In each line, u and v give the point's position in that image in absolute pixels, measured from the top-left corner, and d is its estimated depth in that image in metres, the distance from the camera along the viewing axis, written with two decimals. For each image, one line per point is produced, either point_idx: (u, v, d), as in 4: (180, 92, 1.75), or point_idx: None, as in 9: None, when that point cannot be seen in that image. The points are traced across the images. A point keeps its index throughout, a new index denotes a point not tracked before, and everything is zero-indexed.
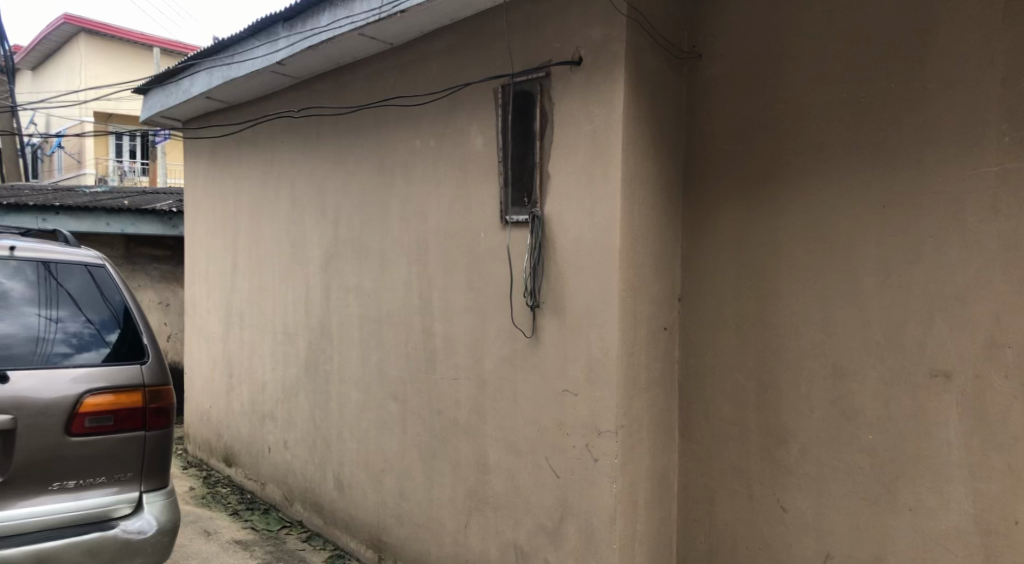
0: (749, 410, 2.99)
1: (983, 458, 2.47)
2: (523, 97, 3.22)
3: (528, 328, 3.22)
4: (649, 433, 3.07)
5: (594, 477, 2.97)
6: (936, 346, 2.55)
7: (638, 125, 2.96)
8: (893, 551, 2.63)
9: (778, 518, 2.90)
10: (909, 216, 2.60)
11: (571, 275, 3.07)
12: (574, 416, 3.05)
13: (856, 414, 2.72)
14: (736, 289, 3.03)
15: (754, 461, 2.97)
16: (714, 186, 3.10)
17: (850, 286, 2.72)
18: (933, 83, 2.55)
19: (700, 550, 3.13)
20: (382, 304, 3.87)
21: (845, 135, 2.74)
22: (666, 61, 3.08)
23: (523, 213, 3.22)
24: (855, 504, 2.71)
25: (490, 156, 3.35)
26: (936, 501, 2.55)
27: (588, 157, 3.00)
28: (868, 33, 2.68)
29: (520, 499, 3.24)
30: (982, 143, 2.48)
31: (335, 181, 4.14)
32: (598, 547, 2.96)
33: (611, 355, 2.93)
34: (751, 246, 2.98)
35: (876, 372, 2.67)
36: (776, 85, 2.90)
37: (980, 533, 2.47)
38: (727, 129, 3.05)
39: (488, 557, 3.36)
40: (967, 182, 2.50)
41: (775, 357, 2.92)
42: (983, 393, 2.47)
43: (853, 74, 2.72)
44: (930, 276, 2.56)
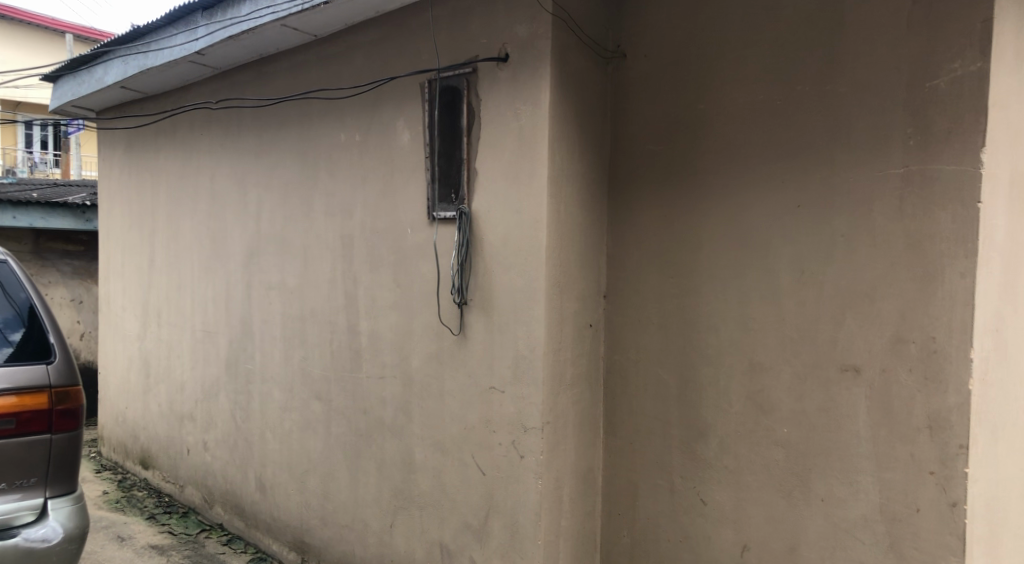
0: (672, 405, 3.04)
1: (889, 449, 2.54)
2: (450, 92, 3.20)
3: (455, 325, 3.21)
4: (574, 430, 3.09)
5: (519, 474, 2.98)
6: (846, 342, 2.63)
7: (564, 122, 2.97)
8: (805, 540, 2.72)
9: (698, 511, 2.96)
10: (822, 216, 2.68)
11: (497, 272, 3.07)
12: (500, 413, 3.05)
13: (772, 408, 2.79)
14: (659, 286, 3.07)
15: (675, 455, 3.03)
16: (639, 185, 3.13)
17: (767, 283, 2.79)
18: (844, 86, 2.63)
19: (623, 544, 3.18)
20: (305, 301, 3.80)
21: (763, 136, 2.80)
22: (591, 60, 3.10)
23: (450, 209, 3.20)
24: (771, 496, 2.79)
25: (417, 152, 3.32)
26: (846, 491, 2.63)
27: (515, 154, 3.00)
28: (784, 37, 2.75)
29: (445, 497, 3.23)
30: (890, 145, 2.55)
31: (258, 175, 4.04)
32: (523, 544, 2.97)
33: (537, 352, 2.94)
34: (674, 244, 3.03)
35: (791, 367, 2.75)
36: (699, 86, 2.95)
37: (886, 522, 2.55)
38: (651, 128, 3.09)
39: (413, 556, 3.34)
40: (876, 182, 2.57)
41: (697, 353, 2.97)
42: (890, 386, 2.54)
43: (771, 77, 2.78)
44: (841, 274, 2.64)
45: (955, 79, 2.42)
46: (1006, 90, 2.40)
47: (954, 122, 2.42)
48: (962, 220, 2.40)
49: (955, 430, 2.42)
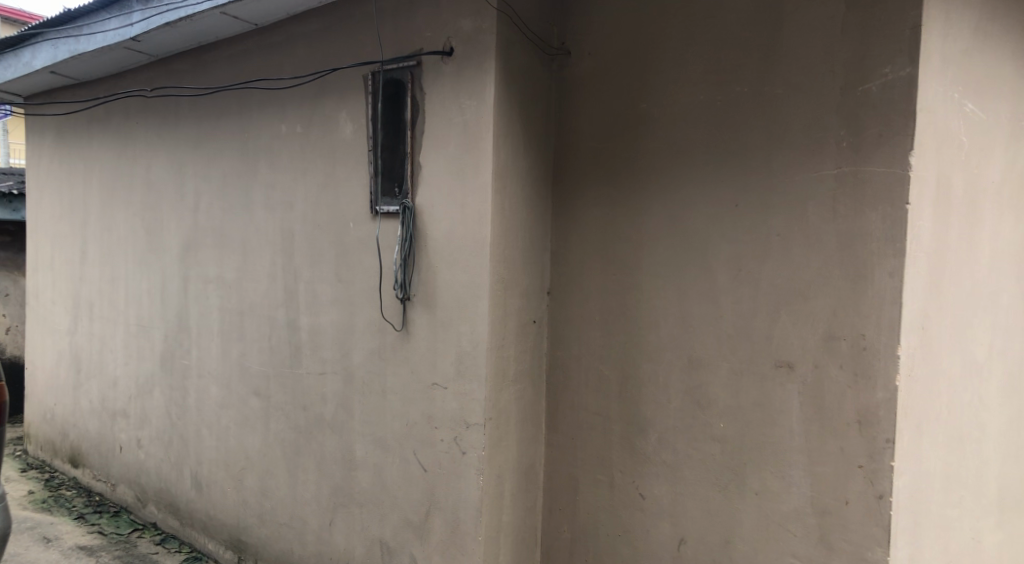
0: (613, 400, 3.07)
1: (821, 444, 2.60)
2: (394, 85, 3.17)
3: (397, 321, 3.18)
4: (517, 425, 3.10)
5: (461, 470, 2.98)
6: (781, 339, 2.68)
7: (508, 118, 2.97)
8: (739, 533, 2.77)
9: (637, 505, 3.00)
10: (758, 215, 2.73)
11: (440, 268, 3.05)
12: (442, 409, 3.04)
13: (710, 403, 2.83)
14: (601, 283, 3.10)
15: (616, 450, 3.06)
16: (583, 183, 3.15)
17: (706, 281, 2.84)
18: (781, 88, 2.68)
19: (563, 539, 3.20)
20: (244, 296, 3.73)
21: (703, 135, 2.84)
22: (535, 56, 3.10)
23: (393, 204, 3.17)
24: (708, 490, 2.83)
25: (360, 145, 3.28)
26: (779, 485, 2.68)
27: (459, 148, 2.98)
28: (724, 38, 2.79)
29: (386, 494, 3.21)
30: (824, 147, 2.60)
31: (196, 165, 3.94)
32: (463, 540, 2.97)
33: (481, 348, 2.93)
34: (616, 240, 3.05)
35: (728, 363, 2.79)
36: (642, 85, 2.98)
37: (816, 514, 2.61)
38: (595, 125, 3.11)
39: (353, 554, 3.31)
40: (810, 182, 2.62)
41: (638, 349, 3.01)
42: (822, 382, 2.60)
43: (712, 77, 2.82)
44: (777, 272, 2.69)
45: (886, 83, 2.48)
46: (934, 95, 2.47)
47: (884, 126, 2.48)
48: (891, 221, 2.46)
49: (882, 424, 2.48)
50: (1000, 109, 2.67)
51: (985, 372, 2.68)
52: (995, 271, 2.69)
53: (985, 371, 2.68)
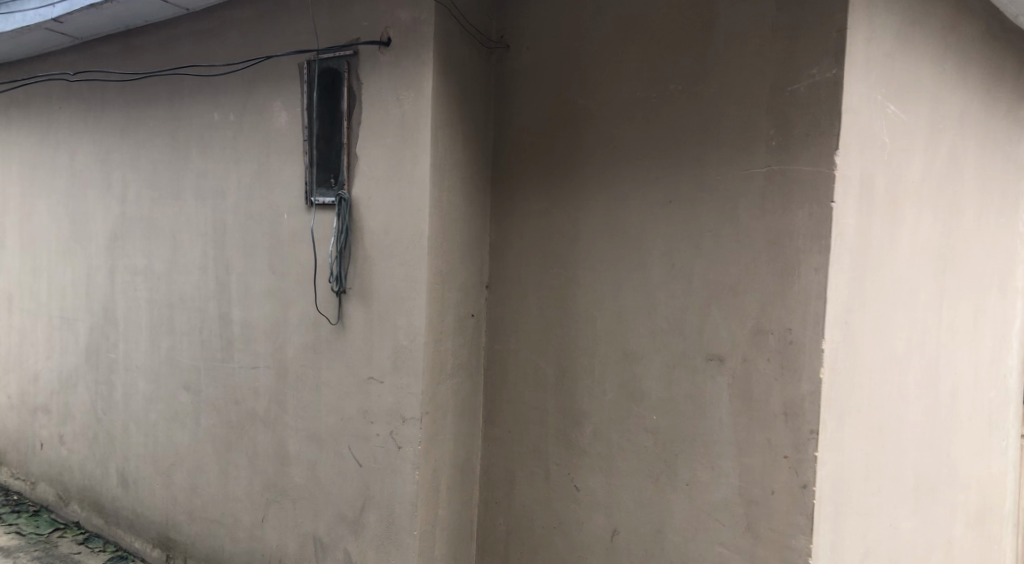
0: (549, 393, 3.09)
1: (748, 435, 2.66)
2: (330, 74, 3.11)
3: (332, 314, 3.13)
4: (453, 419, 3.09)
5: (397, 464, 2.96)
6: (711, 333, 2.73)
7: (446, 111, 2.95)
8: (670, 523, 2.81)
9: (571, 497, 3.03)
10: (691, 211, 2.77)
11: (376, 260, 3.02)
12: (378, 404, 3.02)
13: (643, 396, 2.87)
14: (539, 276, 3.11)
15: (551, 443, 3.08)
16: (521, 177, 3.16)
17: (641, 276, 2.87)
18: (714, 86, 2.72)
19: (499, 532, 3.21)
20: (174, 288, 3.63)
21: (639, 132, 2.87)
22: (474, 49, 3.10)
23: (329, 195, 3.12)
24: (640, 481, 2.87)
25: (295, 135, 3.22)
26: (709, 476, 2.74)
27: (397, 140, 2.96)
28: (660, 36, 2.82)
29: (320, 489, 3.17)
30: (754, 145, 2.65)
31: (124, 153, 3.81)
32: (398, 535, 2.96)
33: (418, 341, 2.92)
34: (553, 235, 3.07)
35: (661, 356, 2.83)
36: (580, 80, 2.99)
37: (744, 504, 2.67)
38: (533, 120, 3.12)
39: (286, 550, 3.26)
40: (741, 180, 2.67)
41: (574, 343, 3.03)
42: (750, 375, 2.65)
43: (648, 75, 2.85)
44: (709, 268, 2.74)
45: (813, 84, 2.53)
46: (859, 96, 2.53)
47: (811, 125, 2.54)
48: (817, 219, 2.53)
49: (806, 416, 2.54)
50: (921, 111, 2.74)
51: (904, 365, 2.76)
52: (915, 267, 2.77)
53: (904, 364, 2.76)
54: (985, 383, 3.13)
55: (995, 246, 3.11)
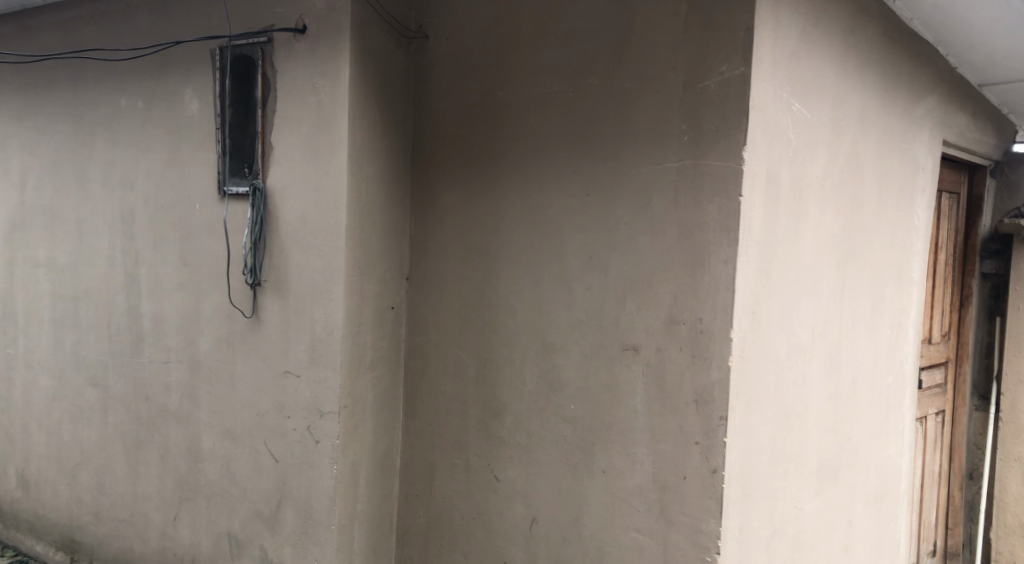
0: (469, 385, 3.10)
1: (661, 423, 2.69)
2: (243, 61, 3.04)
3: (247, 307, 3.07)
4: (373, 412, 3.07)
5: (314, 459, 2.93)
6: (627, 323, 2.76)
7: (364, 100, 2.92)
8: (587, 510, 2.85)
9: (491, 487, 3.05)
10: (607, 204, 2.79)
11: (292, 252, 2.97)
12: (295, 397, 2.97)
13: (561, 386, 2.90)
14: (459, 268, 3.11)
15: (471, 434, 3.10)
16: (441, 170, 3.15)
17: (560, 268, 2.89)
18: (629, 81, 2.74)
19: (419, 524, 3.22)
20: (78, 280, 3.50)
21: (557, 126, 2.89)
22: (392, 39, 3.08)
23: (243, 184, 3.05)
24: (559, 470, 2.90)
25: (208, 123, 3.13)
26: (624, 462, 2.77)
27: (313, 130, 2.91)
28: (577, 31, 2.84)
29: (234, 486, 3.11)
30: (668, 140, 2.67)
31: (23, 139, 3.65)
32: (316, 530, 2.92)
33: (335, 334, 2.89)
34: (473, 227, 3.07)
35: (579, 347, 2.86)
36: (499, 73, 3.00)
37: (657, 489, 2.70)
38: (454, 112, 3.11)
39: (199, 548, 3.20)
40: (655, 173, 2.70)
41: (494, 334, 3.04)
42: (664, 364, 2.69)
43: (566, 69, 2.87)
44: (625, 260, 2.76)
45: (723, 81, 2.57)
46: (765, 93, 2.58)
47: (720, 120, 2.58)
48: (726, 212, 2.56)
49: (716, 402, 2.58)
50: (824, 109, 2.84)
51: (807, 352, 2.87)
52: (818, 259, 2.88)
53: (808, 352, 2.87)
54: (883, 369, 3.29)
55: (894, 239, 3.27)
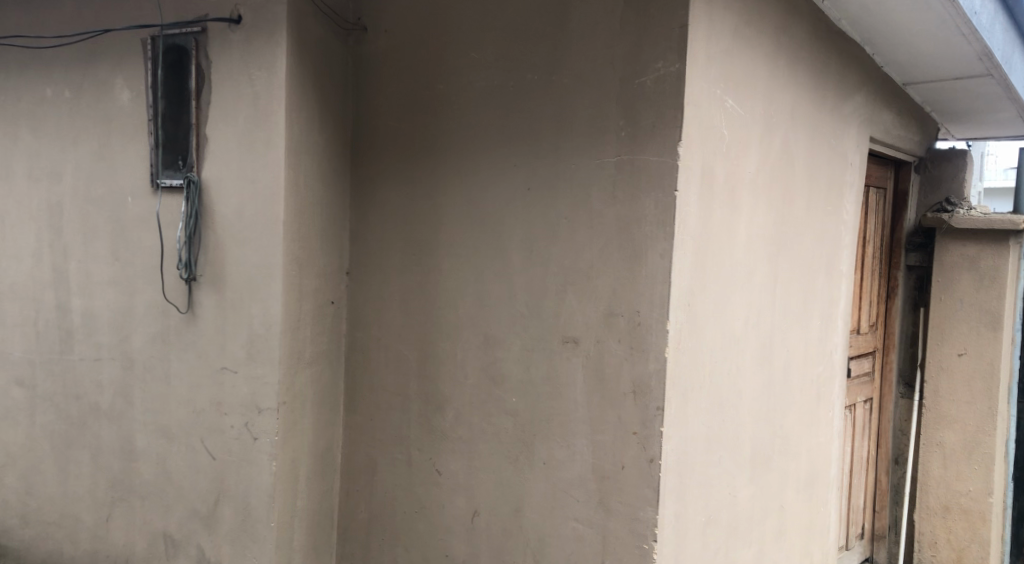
0: (411, 379, 3.09)
1: (602, 413, 2.67)
2: (176, 51, 2.98)
3: (182, 303, 3.02)
4: (312, 408, 3.04)
5: (253, 456, 2.89)
6: (567, 316, 2.74)
7: (301, 92, 2.89)
8: (528, 502, 2.84)
9: (433, 481, 3.05)
10: (548, 198, 2.77)
11: (228, 246, 2.93)
12: (232, 394, 2.94)
13: (503, 379, 2.89)
14: (400, 262, 3.10)
15: (413, 428, 3.09)
16: (380, 164, 3.13)
17: (501, 262, 2.88)
18: (568, 76, 2.73)
19: (360, 520, 3.21)
20: (5, 276, 3.41)
21: (495, 119, 2.88)
22: (330, 30, 3.05)
23: (176, 177, 3.00)
24: (500, 463, 2.90)
25: (140, 114, 3.07)
26: (564, 453, 2.75)
27: (249, 122, 2.87)
28: (516, 25, 2.83)
29: (170, 485, 3.07)
30: (606, 135, 2.65)
31: None
32: (254, 528, 2.89)
33: (273, 330, 2.85)
34: (414, 220, 3.06)
35: (519, 340, 2.85)
36: (439, 67, 2.99)
37: (597, 480, 2.68)
38: (394, 105, 3.09)
39: (133, 549, 3.15)
40: (594, 168, 2.67)
41: (436, 329, 3.04)
42: (603, 355, 2.66)
43: (505, 63, 2.86)
44: (565, 253, 2.74)
45: (659, 77, 2.54)
46: (699, 90, 2.56)
47: (658, 117, 2.54)
48: (663, 206, 2.53)
49: (653, 393, 2.55)
50: (757, 105, 2.90)
51: (742, 343, 2.92)
52: (752, 252, 2.94)
53: (742, 343, 2.92)
54: (814, 358, 3.40)
55: (823, 233, 3.37)
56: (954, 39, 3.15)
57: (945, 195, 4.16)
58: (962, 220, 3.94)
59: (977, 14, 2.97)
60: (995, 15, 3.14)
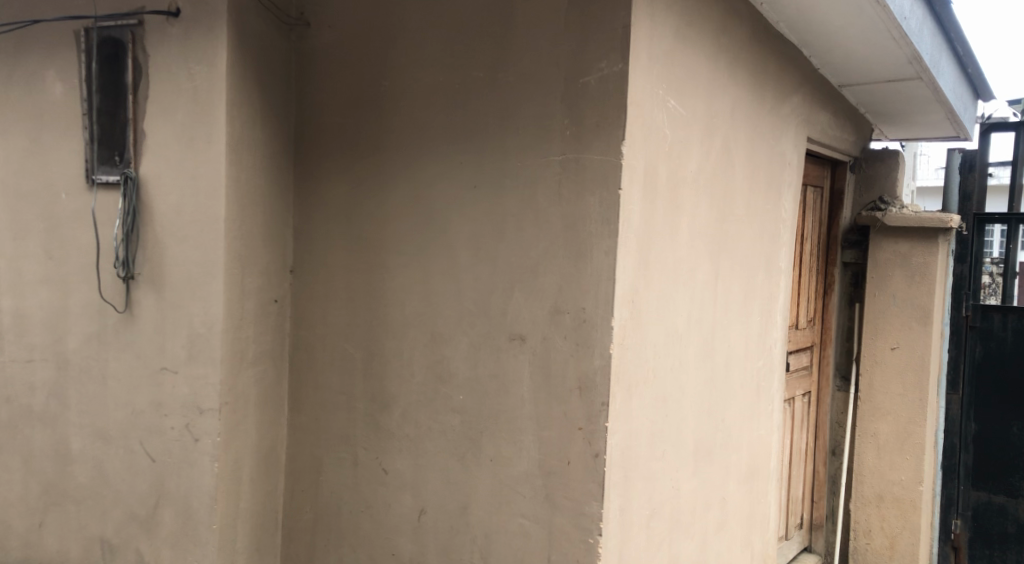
0: (357, 377, 3.07)
1: (548, 410, 2.66)
2: (112, 44, 2.92)
3: (119, 302, 2.95)
4: (256, 408, 3.01)
5: (193, 458, 2.84)
6: (514, 314, 2.74)
7: (242, 87, 2.84)
8: (474, 500, 2.83)
9: (379, 480, 3.03)
10: (494, 196, 2.77)
11: (167, 244, 2.87)
12: (172, 395, 2.88)
13: (450, 376, 2.88)
14: (346, 260, 3.08)
15: (359, 427, 3.07)
16: (324, 161, 3.11)
17: (447, 259, 2.87)
18: (512, 74, 2.72)
19: (305, 520, 3.18)
20: None
21: (440, 117, 2.86)
22: (272, 25, 3.01)
23: (113, 173, 2.92)
24: (446, 461, 2.89)
25: (73, 108, 2.98)
26: (511, 450, 2.74)
27: (188, 118, 2.81)
28: (461, 23, 2.82)
29: (107, 489, 3.00)
30: (551, 133, 2.65)
31: None
32: (196, 530, 2.85)
33: (214, 329, 2.80)
34: (358, 217, 3.04)
35: (465, 339, 2.84)
36: (383, 64, 2.98)
37: (542, 475, 2.68)
38: (338, 102, 3.07)
39: (68, 555, 3.08)
40: (539, 166, 2.67)
41: (381, 327, 3.02)
42: (549, 352, 2.66)
43: (450, 60, 2.85)
44: (511, 250, 2.74)
45: (603, 77, 2.54)
46: (642, 90, 2.58)
47: (600, 117, 2.55)
48: (608, 205, 2.54)
49: (598, 389, 2.55)
50: (698, 105, 2.94)
51: (684, 339, 2.97)
52: (693, 249, 2.98)
53: (684, 339, 2.97)
54: (754, 353, 3.49)
55: (763, 231, 3.45)
56: (885, 42, 3.25)
57: (878, 194, 4.31)
58: (894, 218, 4.10)
59: (906, 19, 3.07)
60: (924, 20, 3.25)
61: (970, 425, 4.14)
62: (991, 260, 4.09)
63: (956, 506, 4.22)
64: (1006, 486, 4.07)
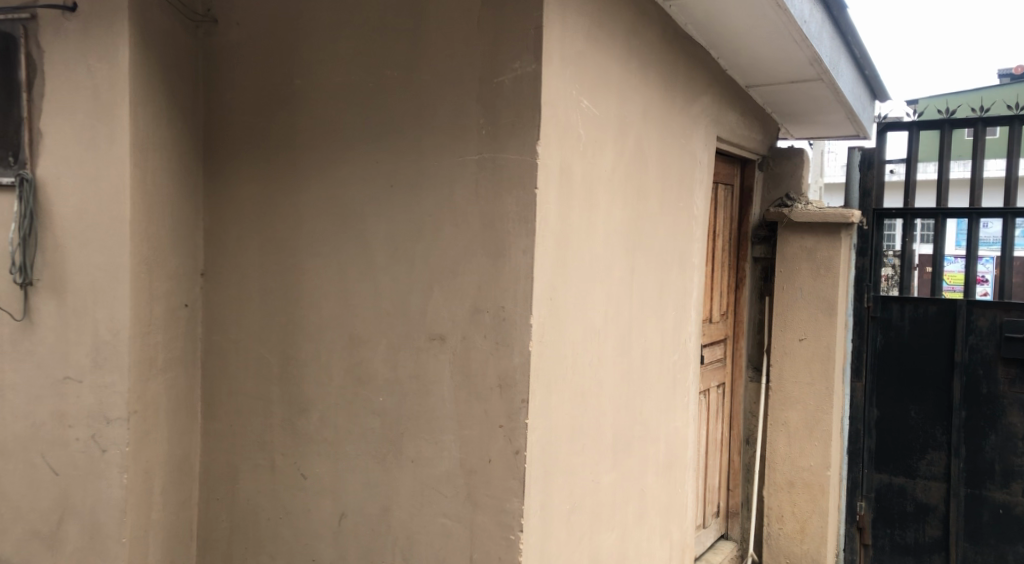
0: (273, 381, 3.01)
1: (468, 409, 2.67)
2: (2, 39, 2.78)
3: (17, 309, 2.82)
4: (167, 415, 2.92)
5: (101, 470, 2.74)
6: (431, 314, 2.73)
7: (146, 86, 2.75)
8: (396, 501, 2.81)
9: (298, 485, 2.98)
10: (410, 196, 2.75)
11: (68, 248, 2.76)
12: (76, 405, 2.76)
13: (369, 378, 2.85)
14: (260, 263, 3.02)
15: (276, 432, 3.01)
16: (235, 161, 3.03)
17: (364, 260, 2.84)
18: (425, 73, 2.71)
19: (222, 529, 3.11)
20: None
21: (355, 116, 2.82)
22: (177, 22, 2.92)
23: (7, 174, 2.79)
24: (366, 463, 2.85)
25: None
26: (431, 451, 2.73)
27: (89, 117, 2.71)
28: (373, 22, 2.79)
29: (7, 504, 2.87)
30: (467, 133, 2.65)
31: None
32: (105, 545, 2.74)
33: (121, 336, 2.71)
34: (272, 218, 2.98)
35: (383, 340, 2.82)
36: (294, 62, 2.92)
37: (463, 474, 2.68)
38: (249, 101, 3.00)
39: None
40: (455, 166, 2.67)
41: (298, 329, 2.97)
42: (468, 351, 2.66)
43: (362, 59, 2.81)
44: (428, 250, 2.73)
45: (517, 77, 2.55)
46: (556, 90, 2.60)
47: (515, 117, 2.55)
48: (525, 205, 2.55)
49: (518, 386, 2.56)
50: (611, 105, 2.99)
51: (601, 335, 3.02)
52: (609, 246, 3.04)
53: (601, 335, 3.02)
54: (669, 347, 3.57)
55: (675, 227, 3.54)
56: (789, 44, 3.38)
57: (785, 191, 4.50)
58: (800, 214, 4.28)
59: (806, 22, 3.19)
60: (823, 24, 3.39)
61: (873, 410, 4.35)
62: (893, 252, 4.29)
63: (861, 488, 4.40)
64: (905, 467, 4.29)
